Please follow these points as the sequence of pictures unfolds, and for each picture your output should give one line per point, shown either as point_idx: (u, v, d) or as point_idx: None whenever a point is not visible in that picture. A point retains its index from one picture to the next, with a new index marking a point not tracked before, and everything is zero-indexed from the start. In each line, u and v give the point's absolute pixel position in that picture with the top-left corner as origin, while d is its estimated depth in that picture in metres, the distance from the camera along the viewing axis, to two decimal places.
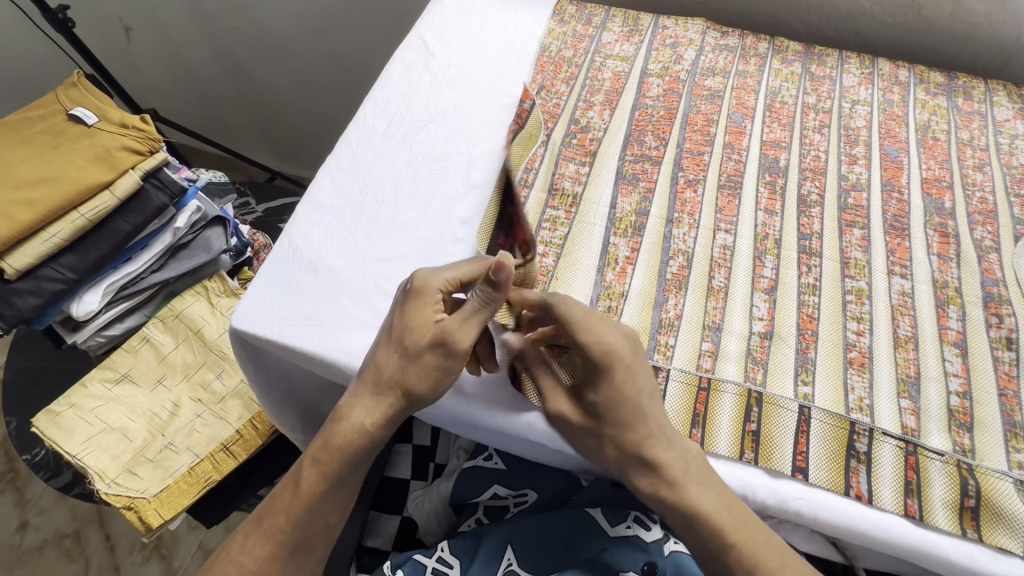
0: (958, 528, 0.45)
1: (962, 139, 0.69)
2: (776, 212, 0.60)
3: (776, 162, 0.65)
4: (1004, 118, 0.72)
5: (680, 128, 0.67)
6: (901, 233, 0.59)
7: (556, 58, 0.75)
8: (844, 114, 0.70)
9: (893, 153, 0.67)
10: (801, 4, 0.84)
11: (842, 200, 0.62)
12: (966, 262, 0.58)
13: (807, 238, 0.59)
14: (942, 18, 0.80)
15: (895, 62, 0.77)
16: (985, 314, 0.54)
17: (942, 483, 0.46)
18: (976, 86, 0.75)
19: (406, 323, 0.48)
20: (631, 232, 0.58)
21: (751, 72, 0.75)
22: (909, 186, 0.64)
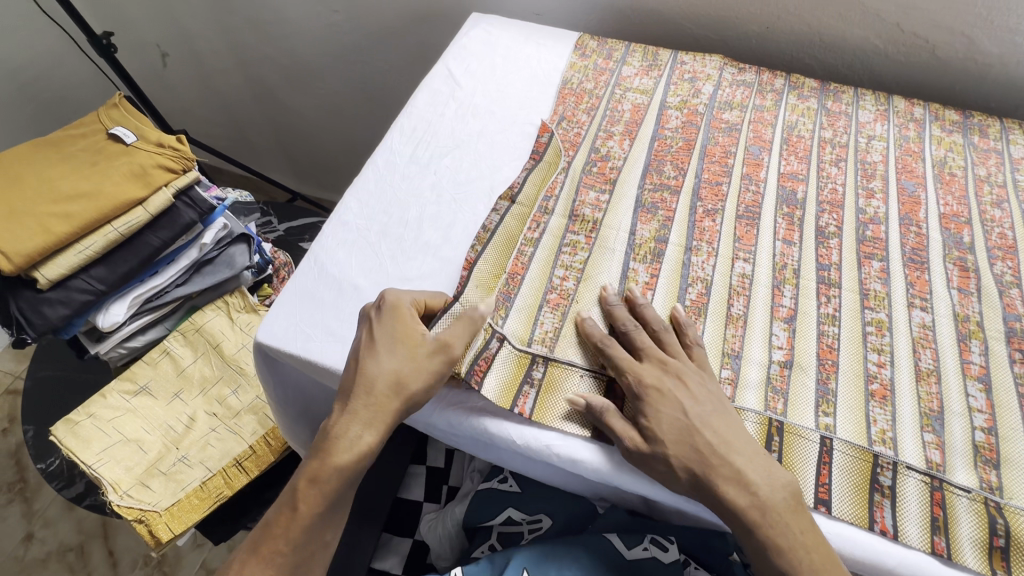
0: (988, 569, 0.44)
1: (979, 175, 0.70)
2: (794, 242, 0.61)
3: (794, 193, 0.66)
4: (1020, 156, 0.72)
5: (698, 159, 0.69)
6: (920, 266, 0.60)
7: (578, 90, 0.77)
8: (859, 149, 0.72)
9: (910, 187, 0.68)
10: (815, 42, 0.87)
11: (860, 232, 0.63)
12: (987, 297, 0.58)
13: (826, 269, 0.59)
14: (955, 58, 0.82)
15: (910, 100, 0.79)
16: (1009, 349, 0.54)
17: (969, 521, 0.45)
18: (991, 124, 0.76)
19: (384, 337, 0.50)
20: (651, 257, 0.59)
21: (768, 106, 0.77)
22: (927, 220, 0.64)
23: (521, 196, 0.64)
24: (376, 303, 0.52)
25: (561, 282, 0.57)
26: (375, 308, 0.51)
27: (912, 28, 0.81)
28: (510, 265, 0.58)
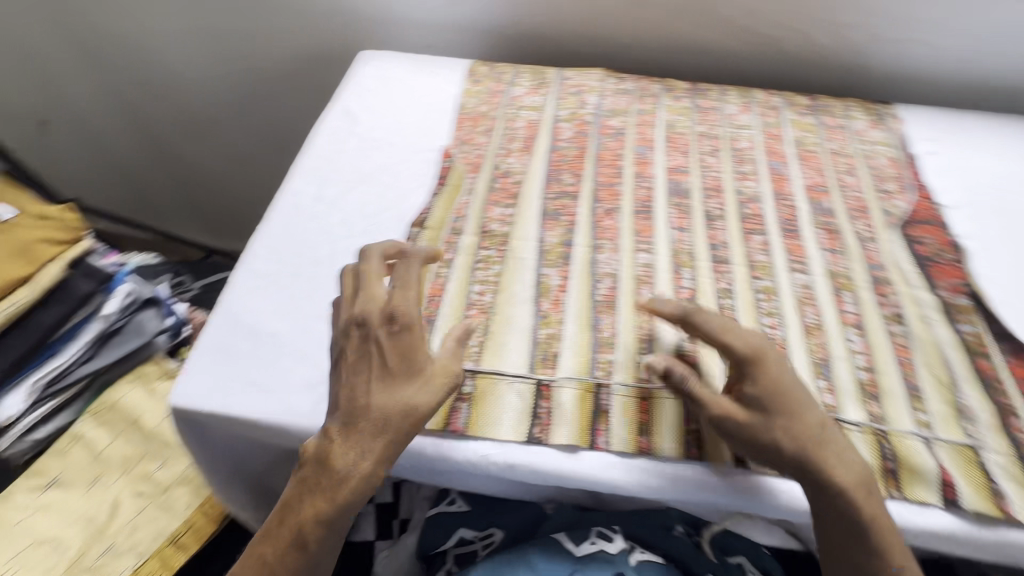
0: (884, 490, 0.50)
1: (832, 149, 0.80)
2: (686, 228, 0.67)
3: (682, 184, 0.72)
4: (862, 129, 0.83)
5: (592, 164, 0.74)
6: (795, 234, 0.67)
7: (472, 113, 0.81)
8: (732, 141, 0.79)
9: (777, 166, 0.76)
10: (682, 50, 0.96)
11: (742, 211, 0.70)
12: (852, 253, 0.66)
13: (719, 248, 0.65)
14: (799, 50, 0.92)
15: (767, 92, 0.89)
16: (875, 295, 0.62)
17: (863, 451, 0.51)
18: (835, 105, 0.87)
19: (399, 359, 0.50)
20: (561, 260, 0.63)
21: (649, 109, 0.83)
22: (795, 194, 0.72)
23: (430, 220, 0.67)
24: (383, 317, 0.51)
25: (480, 295, 0.60)
26: (385, 326, 0.51)
27: (756, 28, 0.92)
28: (428, 289, 0.61)
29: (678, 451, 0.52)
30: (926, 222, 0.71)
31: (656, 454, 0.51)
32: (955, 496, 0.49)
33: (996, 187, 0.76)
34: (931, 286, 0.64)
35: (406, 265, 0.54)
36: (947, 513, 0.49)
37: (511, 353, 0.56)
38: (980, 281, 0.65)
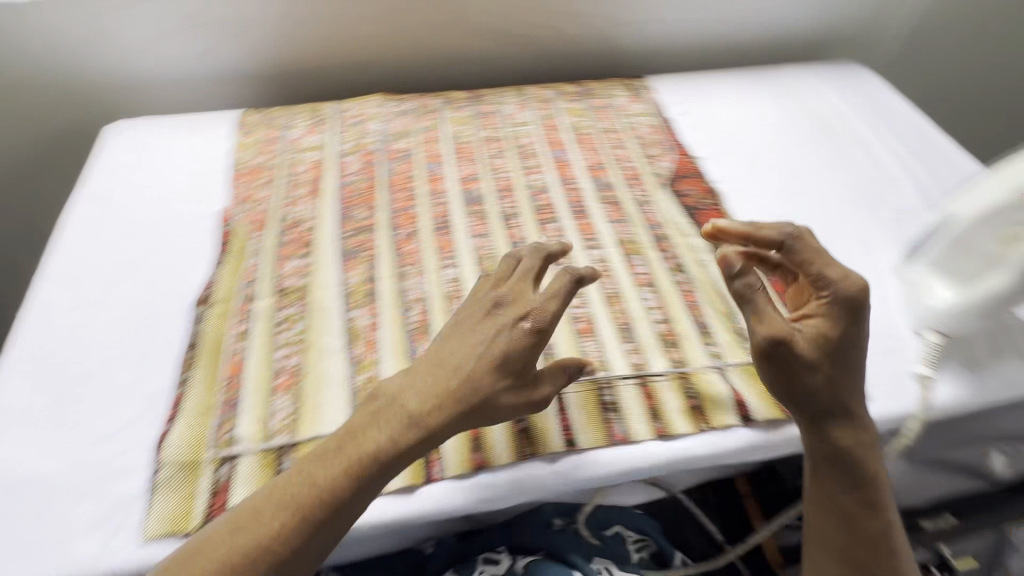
0: (777, 414, 0.60)
1: (603, 127, 0.90)
2: (486, 234, 0.75)
3: (475, 193, 0.80)
4: (624, 104, 0.95)
5: (385, 192, 0.80)
6: (583, 213, 0.78)
7: (250, 166, 0.82)
8: (513, 137, 0.88)
9: (558, 154, 0.86)
10: (453, 59, 0.97)
11: (534, 204, 0.79)
12: (634, 218, 0.77)
13: (519, 245, 0.74)
14: (558, 45, 0.99)
15: (539, 86, 0.97)
16: (660, 252, 0.73)
17: (748, 386, 0.62)
18: (597, 87, 0.98)
19: (516, 365, 0.51)
20: (366, 300, 0.68)
21: (432, 125, 0.90)
22: (577, 176, 0.83)
23: (215, 294, 0.68)
24: (518, 316, 0.52)
25: (287, 360, 0.62)
26: (514, 324, 0.52)
27: (514, 30, 0.95)
28: (235, 380, 0.60)
29: (604, 438, 0.58)
30: (688, 176, 0.83)
31: (582, 446, 0.57)
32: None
33: (739, 133, 0.90)
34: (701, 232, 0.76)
35: (562, 274, 0.55)
36: None
37: (328, 412, 0.58)
38: (736, 217, 0.77)
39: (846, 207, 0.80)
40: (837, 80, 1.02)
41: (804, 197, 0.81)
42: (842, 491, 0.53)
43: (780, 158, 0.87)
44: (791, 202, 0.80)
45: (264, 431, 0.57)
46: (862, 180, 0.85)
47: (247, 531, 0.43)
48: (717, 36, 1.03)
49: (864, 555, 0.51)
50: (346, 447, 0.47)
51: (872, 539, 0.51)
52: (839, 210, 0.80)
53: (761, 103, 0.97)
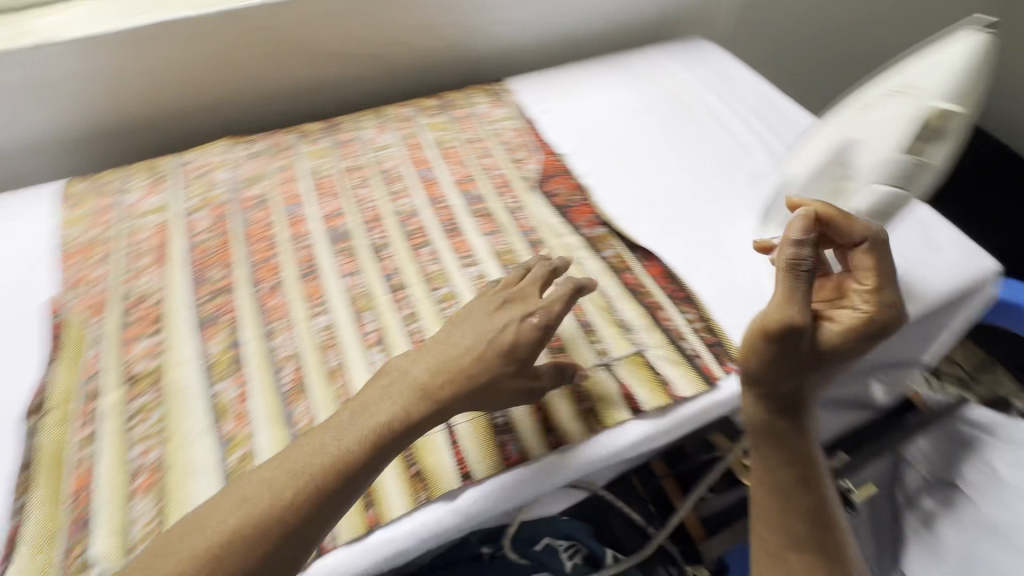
0: (664, 400, 0.61)
1: (467, 138, 0.89)
2: (357, 271, 0.72)
3: (341, 229, 0.76)
4: (486, 111, 0.93)
5: (241, 246, 0.74)
6: (456, 231, 0.76)
7: (82, 244, 0.74)
8: (376, 163, 0.85)
9: (425, 173, 0.84)
10: (302, 89, 0.92)
11: (405, 231, 0.76)
12: (508, 227, 0.76)
13: (392, 277, 0.71)
14: (409, 60, 0.96)
15: (398, 104, 0.94)
16: (537, 257, 0.73)
17: (634, 377, 0.62)
18: (458, 97, 0.96)
19: (520, 358, 0.56)
20: (231, 369, 0.62)
21: (287, 163, 0.84)
22: (446, 193, 0.81)
23: (51, 398, 0.60)
24: (525, 317, 0.57)
25: (145, 456, 0.56)
26: (523, 325, 0.57)
27: (359, 50, 0.91)
28: (81, 492, 0.54)
29: (501, 463, 0.57)
30: (556, 175, 0.83)
31: (479, 477, 0.56)
32: (716, 379, 0.63)
33: (601, 124, 0.92)
34: (574, 230, 0.76)
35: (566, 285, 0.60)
36: (714, 393, 0.62)
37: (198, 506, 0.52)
38: (605, 210, 0.78)
39: (709, 181, 0.83)
40: (688, 57, 1.06)
41: (668, 177, 0.83)
42: (775, 469, 0.55)
43: (642, 142, 0.89)
44: (656, 184, 0.82)
45: (124, 545, 0.50)
46: (719, 151, 0.88)
47: (256, 499, 0.45)
48: (568, 28, 1.05)
49: (799, 529, 0.53)
50: (359, 420, 0.50)
51: (805, 514, 0.54)
52: (701, 184, 0.83)
53: (619, 88, 0.99)
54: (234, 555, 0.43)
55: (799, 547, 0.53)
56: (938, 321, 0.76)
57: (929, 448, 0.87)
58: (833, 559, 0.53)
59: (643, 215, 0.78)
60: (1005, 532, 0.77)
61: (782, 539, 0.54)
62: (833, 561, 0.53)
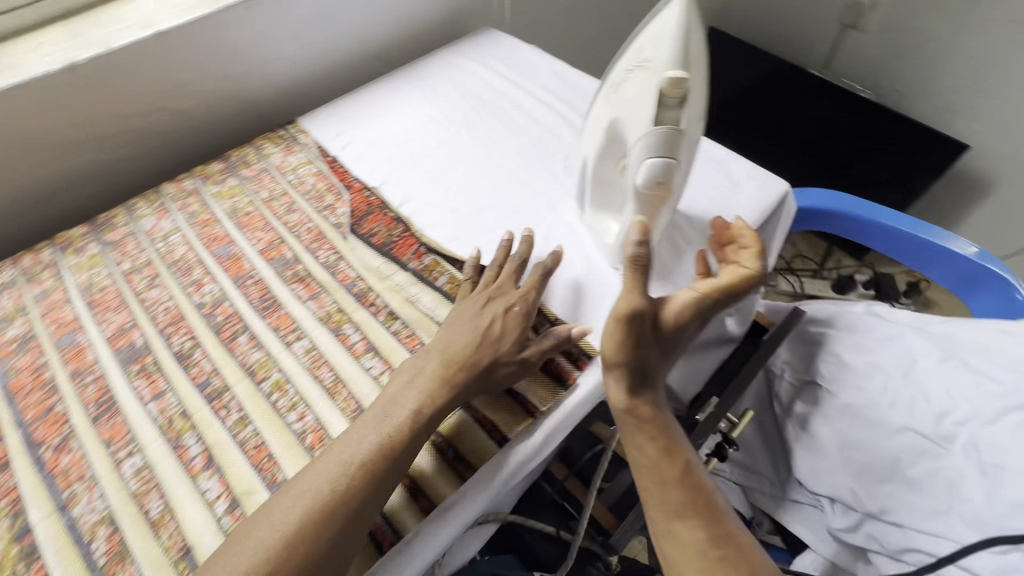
0: (529, 421, 0.59)
1: (265, 198, 0.81)
2: (163, 389, 0.62)
3: (134, 346, 0.65)
4: (280, 160, 0.86)
5: (8, 406, 0.61)
6: (273, 306, 0.69)
7: None
8: (163, 255, 0.74)
9: (224, 251, 0.74)
10: (52, 191, 0.81)
11: (213, 325, 0.67)
12: (329, 286, 0.70)
13: (208, 384, 0.62)
14: (176, 127, 0.87)
15: (176, 178, 0.84)
16: (367, 309, 0.68)
17: (497, 411, 0.60)
18: (245, 153, 0.87)
19: (514, 339, 0.61)
20: (24, 566, 0.51)
21: (51, 286, 0.71)
22: (253, 266, 0.73)
23: None
24: (512, 306, 0.63)
25: None
26: (515, 310, 0.63)
27: (105, 130, 0.80)
28: None
29: (374, 549, 0.52)
30: (369, 213, 0.78)
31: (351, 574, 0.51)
32: (573, 380, 0.62)
33: (407, 143, 0.88)
34: (402, 267, 0.72)
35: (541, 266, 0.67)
36: (576, 391, 0.62)
37: None
38: (428, 236, 0.75)
39: (527, 175, 0.82)
40: (481, 50, 1.05)
41: (486, 182, 0.82)
42: (641, 444, 0.54)
43: (453, 152, 0.86)
44: (474, 193, 0.80)
45: None
46: (531, 140, 0.88)
47: (320, 486, 0.49)
48: (350, 49, 0.99)
49: (677, 497, 0.50)
50: (393, 411, 0.54)
51: (677, 480, 0.51)
52: (520, 180, 0.82)
53: (419, 99, 0.95)
54: (303, 544, 0.47)
55: (683, 516, 0.50)
56: None
57: (789, 356, 0.97)
58: (716, 519, 0.50)
59: (469, 230, 0.76)
60: (859, 413, 0.84)
61: (666, 513, 0.50)
62: (715, 522, 0.50)
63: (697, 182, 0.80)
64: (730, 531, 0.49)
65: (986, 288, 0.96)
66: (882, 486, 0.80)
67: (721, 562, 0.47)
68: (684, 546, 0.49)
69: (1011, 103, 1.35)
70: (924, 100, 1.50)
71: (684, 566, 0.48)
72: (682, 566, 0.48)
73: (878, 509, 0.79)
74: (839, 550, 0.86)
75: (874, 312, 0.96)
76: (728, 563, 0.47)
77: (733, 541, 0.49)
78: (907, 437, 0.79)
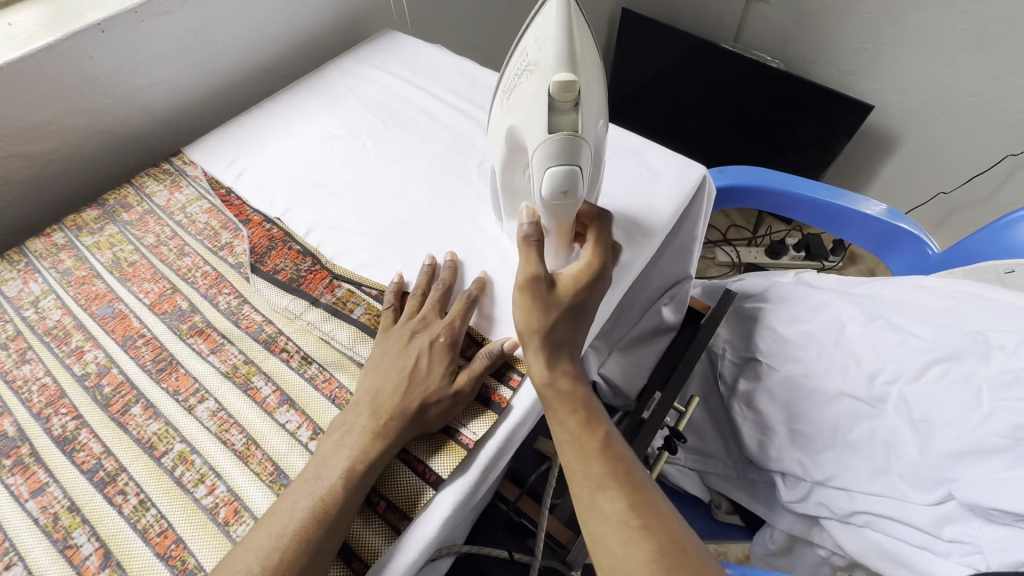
0: (466, 454, 0.55)
1: (151, 243, 0.72)
2: (45, 483, 0.54)
3: (4, 437, 0.57)
4: (166, 199, 0.77)
5: None
6: (170, 366, 0.62)
7: None
8: (33, 323, 0.65)
9: (108, 310, 0.66)
10: None
11: (100, 399, 0.59)
12: (232, 335, 0.64)
13: (98, 468, 0.55)
14: (36, 174, 0.77)
15: (44, 232, 0.74)
16: (278, 356, 0.62)
17: (431, 450, 0.55)
18: (124, 195, 0.78)
19: (441, 375, 0.57)
20: None
21: None
22: (143, 323, 0.65)
23: None
24: (437, 339, 0.59)
25: None
26: (440, 344, 0.59)
27: None
28: None
29: None
30: (272, 248, 0.71)
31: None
32: (507, 403, 0.58)
33: (309, 164, 0.81)
34: (313, 302, 0.66)
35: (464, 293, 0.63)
36: (511, 412, 0.58)
37: None
38: (340, 265, 0.70)
39: (442, 187, 0.78)
40: (383, 55, 0.98)
41: (399, 199, 0.77)
42: (563, 419, 0.51)
43: (360, 169, 0.80)
44: (385, 211, 0.75)
45: None
46: (442, 148, 0.83)
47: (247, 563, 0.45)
48: (235, 67, 0.90)
49: (599, 468, 0.48)
50: (325, 470, 0.50)
51: (598, 451, 0.49)
52: (434, 193, 0.77)
53: (318, 115, 0.88)
54: None
55: (604, 487, 0.47)
56: (681, 237, 0.81)
57: (729, 335, 1.01)
58: (639, 490, 0.47)
59: (383, 253, 0.71)
60: (798, 383, 0.86)
61: (588, 487, 0.48)
62: (638, 490, 0.47)
63: (616, 175, 0.78)
64: (651, 499, 0.47)
65: (902, 245, 1.00)
66: (825, 453, 0.80)
67: (641, 530, 0.44)
68: (607, 518, 0.46)
69: (905, 62, 1.41)
70: (828, 64, 1.56)
71: (608, 538, 0.45)
72: (605, 539, 0.45)
73: (824, 476, 0.79)
74: (794, 520, 0.86)
75: (804, 280, 1.00)
76: (649, 531, 0.44)
77: (654, 510, 0.46)
78: (844, 402, 0.81)
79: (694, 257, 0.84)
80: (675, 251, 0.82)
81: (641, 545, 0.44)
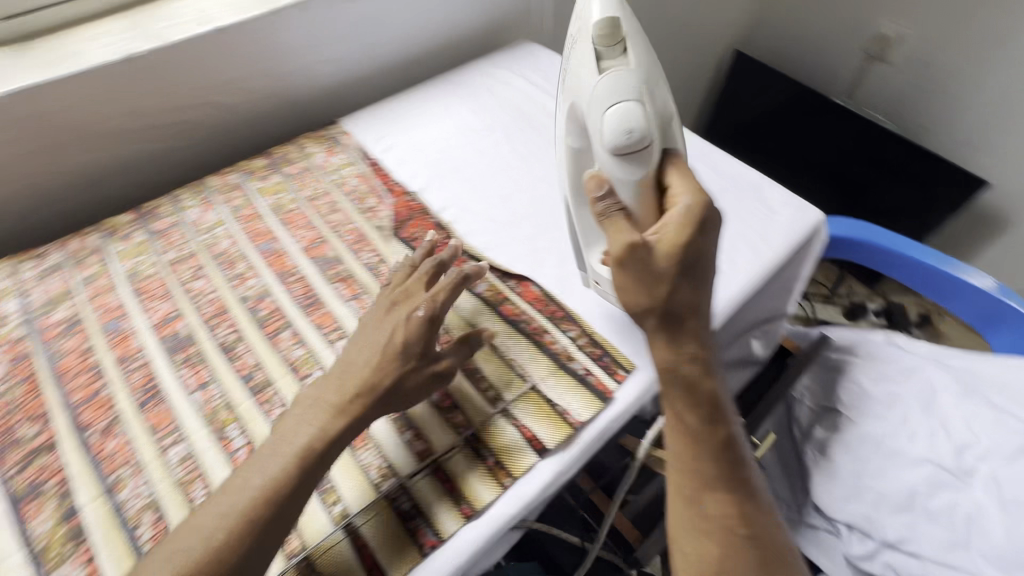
0: (571, 431, 0.60)
1: (308, 196, 0.82)
2: (208, 380, 0.63)
3: (178, 335, 0.66)
4: (323, 160, 0.87)
5: (55, 388, 0.62)
6: (317, 304, 0.70)
7: None
8: (207, 246, 0.76)
9: (268, 246, 0.76)
10: (104, 174, 0.83)
11: (258, 319, 0.68)
12: (371, 287, 0.71)
13: (252, 377, 0.63)
14: (221, 121, 0.88)
15: (222, 172, 0.85)
16: None
17: (538, 423, 0.60)
18: (288, 151, 0.89)
19: (418, 350, 0.57)
20: (71, 547, 0.51)
21: (97, 272, 0.73)
22: (296, 263, 0.74)
23: None
24: (411, 313, 0.58)
25: None
26: (413, 318, 0.58)
27: (155, 122, 0.82)
28: None
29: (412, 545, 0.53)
30: (411, 218, 0.79)
31: (375, 541, 0.53)
32: (610, 394, 0.62)
33: (448, 150, 0.89)
34: None
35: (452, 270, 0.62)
36: (614, 401, 0.62)
37: None
38: (470, 243, 0.77)
39: None
40: (520, 62, 1.06)
41: (525, 193, 0.83)
42: (683, 413, 0.52)
43: (493, 161, 0.88)
44: (513, 203, 0.82)
45: None
46: None
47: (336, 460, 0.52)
48: (394, 55, 1.01)
49: (714, 470, 0.50)
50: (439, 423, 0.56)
51: (718, 450, 0.51)
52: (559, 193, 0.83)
53: (459, 108, 0.97)
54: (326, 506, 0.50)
55: (716, 488, 0.50)
56: (788, 273, 0.83)
57: (810, 382, 0.98)
58: (745, 492, 0.51)
59: (508, 240, 0.77)
60: (879, 441, 0.84)
61: (696, 482, 0.51)
62: (749, 502, 0.51)
63: (733, 207, 0.81)
64: (762, 512, 0.52)
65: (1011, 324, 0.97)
66: (900, 516, 0.79)
67: (748, 539, 0.49)
68: (712, 517, 0.50)
69: None
70: (945, 135, 1.52)
71: (714, 537, 0.50)
72: (707, 533, 0.50)
73: (895, 538, 0.79)
74: None
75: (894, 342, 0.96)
76: (756, 541, 0.50)
77: (760, 523, 0.51)
78: (926, 469, 0.80)
79: (794, 296, 0.87)
80: (778, 287, 0.84)
81: (745, 552, 0.49)
